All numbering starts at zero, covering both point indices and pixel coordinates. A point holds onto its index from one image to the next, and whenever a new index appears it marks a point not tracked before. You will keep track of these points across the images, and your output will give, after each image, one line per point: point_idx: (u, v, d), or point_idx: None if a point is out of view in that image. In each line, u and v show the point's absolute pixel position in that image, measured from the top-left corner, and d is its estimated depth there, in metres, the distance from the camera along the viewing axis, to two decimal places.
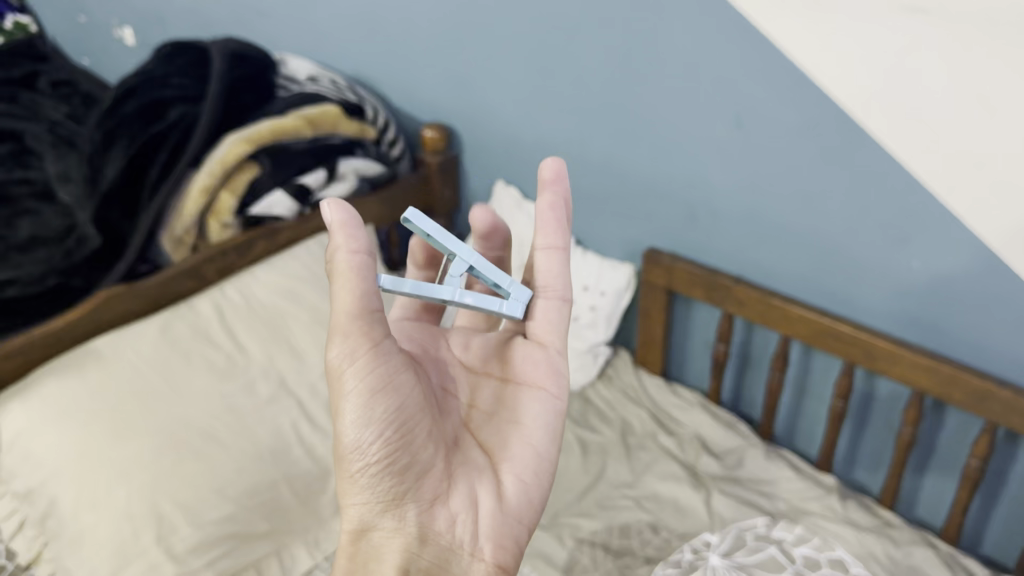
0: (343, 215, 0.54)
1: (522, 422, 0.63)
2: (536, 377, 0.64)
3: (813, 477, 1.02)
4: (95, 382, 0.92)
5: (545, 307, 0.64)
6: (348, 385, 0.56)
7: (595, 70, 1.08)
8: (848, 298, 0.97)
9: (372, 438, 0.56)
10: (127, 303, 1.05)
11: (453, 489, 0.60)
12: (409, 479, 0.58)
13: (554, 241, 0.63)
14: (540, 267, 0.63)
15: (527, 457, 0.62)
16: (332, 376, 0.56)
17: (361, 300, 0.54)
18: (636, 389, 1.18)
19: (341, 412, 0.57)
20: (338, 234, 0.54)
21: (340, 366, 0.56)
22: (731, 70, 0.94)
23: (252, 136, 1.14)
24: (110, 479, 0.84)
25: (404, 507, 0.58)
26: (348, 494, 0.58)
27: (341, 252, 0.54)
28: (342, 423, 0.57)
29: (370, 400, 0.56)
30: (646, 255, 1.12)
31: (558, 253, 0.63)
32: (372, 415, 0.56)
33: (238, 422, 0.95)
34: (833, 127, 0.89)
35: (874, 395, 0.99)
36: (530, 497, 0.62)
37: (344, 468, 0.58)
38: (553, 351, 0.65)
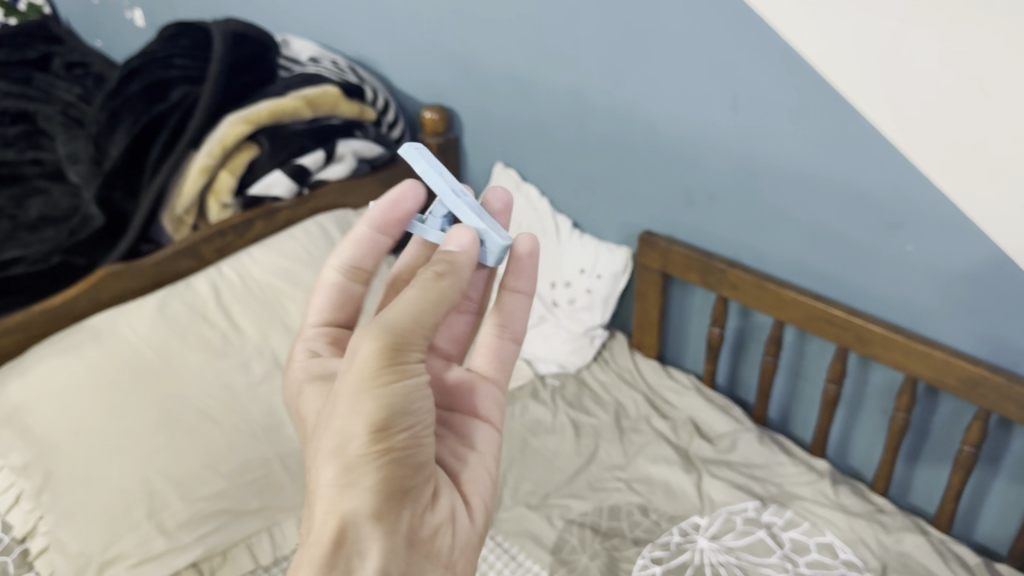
0: (463, 231, 0.59)
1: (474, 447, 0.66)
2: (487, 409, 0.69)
3: (805, 462, 1.02)
4: (92, 358, 0.94)
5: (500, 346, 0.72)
6: (401, 373, 0.52)
7: (594, 52, 1.07)
8: (844, 283, 0.96)
9: (399, 434, 0.52)
10: (127, 282, 1.06)
11: (437, 502, 0.58)
12: (413, 481, 0.54)
13: (524, 287, 0.70)
14: (508, 307, 0.71)
15: (484, 479, 0.65)
16: (383, 354, 0.52)
17: (433, 313, 0.54)
18: (632, 373, 1.17)
19: (367, 399, 0.51)
20: (462, 267, 0.58)
21: (402, 351, 0.53)
22: (727, 51, 0.93)
23: (252, 116, 1.15)
24: (104, 451, 0.86)
25: (404, 508, 0.53)
26: (347, 480, 0.50)
27: (450, 280, 0.56)
28: (368, 403, 0.51)
29: (410, 398, 0.53)
30: (640, 237, 1.10)
31: (523, 298, 0.71)
32: (407, 407, 0.53)
33: (232, 400, 0.96)
34: (828, 107, 0.88)
35: (869, 380, 0.98)
36: (484, 516, 0.63)
37: (350, 452, 0.51)
38: (496, 388, 0.71)
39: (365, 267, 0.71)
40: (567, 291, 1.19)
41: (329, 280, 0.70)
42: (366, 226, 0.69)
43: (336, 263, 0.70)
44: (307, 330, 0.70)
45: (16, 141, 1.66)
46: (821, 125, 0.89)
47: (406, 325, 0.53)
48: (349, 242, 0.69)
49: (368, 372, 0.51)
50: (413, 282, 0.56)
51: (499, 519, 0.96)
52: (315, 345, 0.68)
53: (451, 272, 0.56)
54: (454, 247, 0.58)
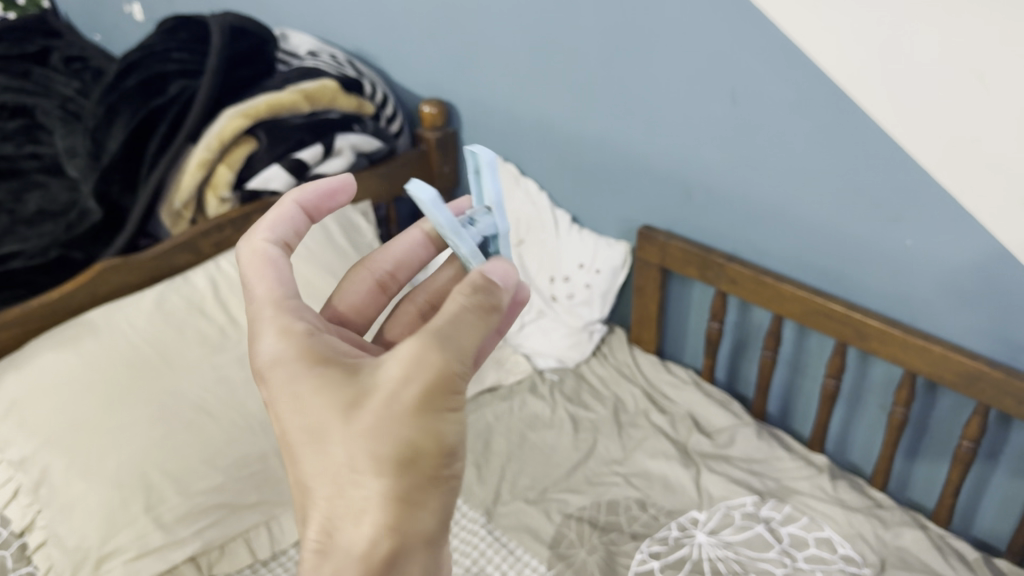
0: (509, 267, 0.49)
1: None
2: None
3: (804, 456, 1.02)
4: (88, 352, 0.93)
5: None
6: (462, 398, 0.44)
7: (594, 46, 1.07)
8: (845, 278, 0.96)
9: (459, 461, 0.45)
10: (124, 276, 1.06)
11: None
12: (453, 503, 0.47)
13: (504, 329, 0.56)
14: None
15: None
16: (449, 378, 0.43)
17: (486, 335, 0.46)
18: (631, 367, 1.17)
19: (432, 425, 0.42)
20: (500, 290, 0.47)
21: (462, 375, 0.44)
22: (727, 45, 0.93)
23: (250, 110, 1.15)
24: (100, 446, 0.85)
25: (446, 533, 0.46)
26: (412, 509, 0.42)
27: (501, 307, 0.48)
28: (433, 428, 0.42)
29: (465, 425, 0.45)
30: (639, 232, 1.10)
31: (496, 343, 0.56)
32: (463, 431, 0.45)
33: (229, 395, 0.95)
34: (827, 102, 0.87)
35: (868, 374, 0.97)
36: None
37: (413, 480, 0.42)
38: None
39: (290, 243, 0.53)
40: (565, 286, 1.19)
41: (269, 254, 0.50)
42: (293, 200, 0.53)
43: (270, 235, 0.51)
44: (271, 303, 0.47)
45: (15, 135, 1.65)
46: (820, 119, 0.89)
47: (470, 346, 0.44)
48: (273, 210, 0.52)
49: (434, 396, 0.42)
50: (461, 294, 0.46)
51: (497, 513, 0.96)
52: (309, 318, 0.47)
53: (495, 297, 0.47)
54: (498, 280, 0.48)
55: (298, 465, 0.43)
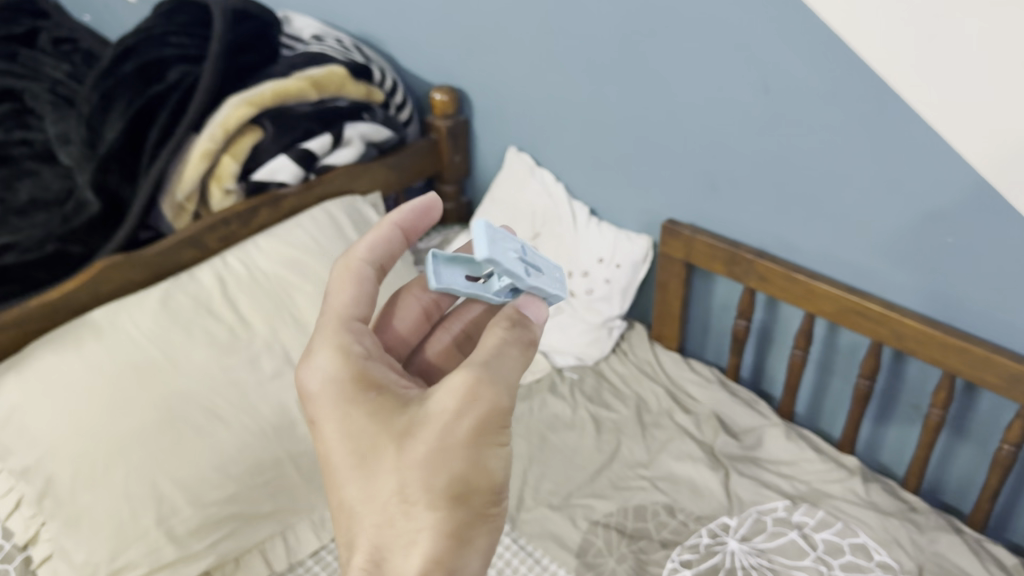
0: (539, 302, 0.56)
1: None
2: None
3: (835, 458, 0.99)
4: (91, 355, 0.89)
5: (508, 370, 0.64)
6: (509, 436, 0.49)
7: (614, 31, 1.02)
8: (880, 276, 0.92)
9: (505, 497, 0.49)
10: (127, 273, 1.01)
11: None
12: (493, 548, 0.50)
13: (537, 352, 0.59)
14: None
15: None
16: (496, 418, 0.48)
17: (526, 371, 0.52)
18: (652, 365, 1.13)
19: (483, 457, 0.47)
20: (531, 324, 0.54)
21: (509, 413, 0.49)
22: (757, 31, 0.89)
23: (255, 99, 1.10)
24: (108, 454, 0.81)
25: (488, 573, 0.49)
26: (461, 541, 0.46)
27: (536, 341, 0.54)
28: (482, 459, 0.47)
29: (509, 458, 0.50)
30: (663, 226, 1.06)
31: None
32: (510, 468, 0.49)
33: (240, 398, 0.91)
34: (864, 92, 0.83)
35: (903, 375, 0.94)
36: None
37: (463, 508, 0.46)
38: None
39: (386, 266, 0.59)
40: (584, 281, 1.15)
41: (360, 273, 0.57)
42: (394, 224, 0.59)
43: (366, 256, 0.57)
44: (338, 322, 0.54)
45: (4, 121, 1.60)
46: (854, 111, 0.85)
47: (516, 386, 0.50)
48: (373, 232, 0.58)
49: (488, 429, 0.47)
50: (501, 328, 0.52)
51: (521, 520, 0.93)
52: (365, 343, 0.53)
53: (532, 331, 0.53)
54: (532, 316, 0.55)
55: (348, 492, 0.48)
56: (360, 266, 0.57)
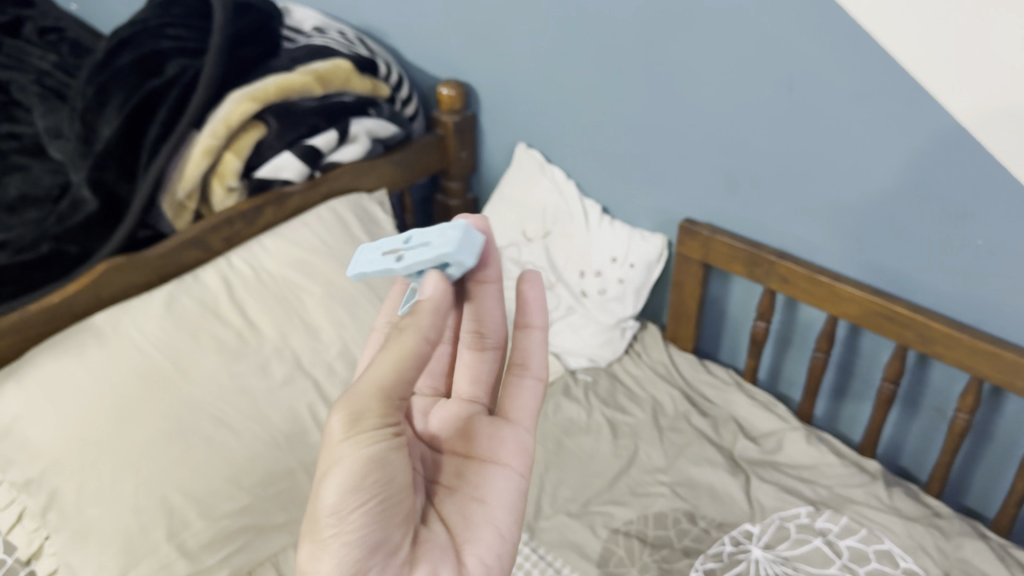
0: (435, 281, 0.54)
1: (483, 501, 0.62)
2: (532, 363, 0.68)
3: (855, 463, 0.97)
4: (95, 362, 0.86)
5: (527, 336, 0.68)
6: (355, 446, 0.52)
7: (630, 26, 1.00)
8: (906, 278, 0.90)
9: (354, 511, 0.52)
10: (128, 275, 0.97)
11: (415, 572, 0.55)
12: (375, 557, 0.53)
13: (534, 321, 0.68)
14: (524, 347, 0.68)
15: (508, 489, 0.63)
16: (339, 430, 0.52)
17: (397, 373, 0.52)
18: (667, 367, 1.11)
19: (330, 469, 0.53)
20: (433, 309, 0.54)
21: (368, 417, 0.52)
22: (783, 27, 0.86)
23: (258, 94, 1.06)
24: (115, 466, 0.78)
25: None
26: (310, 564, 0.52)
27: (413, 331, 0.52)
28: (331, 477, 0.52)
29: (370, 469, 0.52)
30: (680, 226, 1.04)
31: (537, 333, 0.68)
32: (361, 482, 0.52)
33: (250, 406, 0.88)
34: (894, 92, 0.81)
35: (927, 379, 0.93)
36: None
37: (315, 517, 0.53)
38: (520, 428, 0.66)
39: None
40: (597, 281, 1.13)
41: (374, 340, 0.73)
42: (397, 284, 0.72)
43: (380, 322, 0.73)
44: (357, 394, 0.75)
45: None
46: (883, 110, 0.83)
47: (369, 392, 0.52)
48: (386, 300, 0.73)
49: (329, 448, 0.53)
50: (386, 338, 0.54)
51: (539, 529, 0.90)
52: None
53: (411, 325, 0.52)
54: (426, 295, 0.54)
55: None
56: (377, 334, 0.73)
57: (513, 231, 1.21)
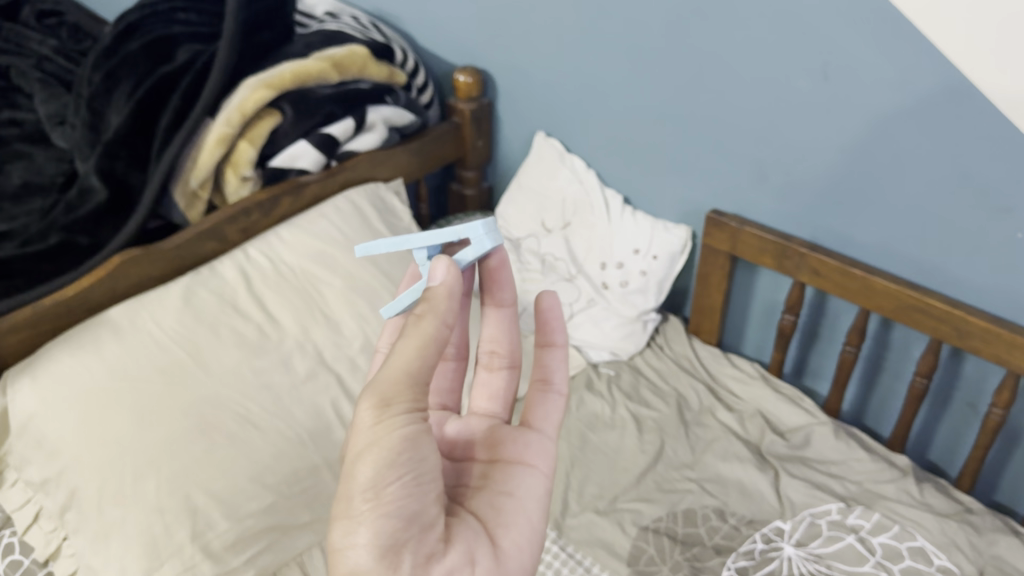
0: (443, 263, 0.56)
1: (514, 493, 0.60)
2: (556, 379, 0.67)
3: (885, 458, 0.96)
4: (113, 358, 0.84)
5: (549, 353, 0.67)
6: (391, 426, 0.51)
7: (656, 11, 0.97)
8: (941, 271, 0.88)
9: (392, 481, 0.50)
10: (143, 268, 0.95)
11: (452, 550, 0.53)
12: (414, 528, 0.51)
13: (552, 337, 0.67)
14: (541, 362, 0.67)
15: (537, 488, 0.61)
16: (371, 413, 0.52)
17: (421, 353, 0.52)
18: (690, 360, 1.10)
19: (360, 453, 0.51)
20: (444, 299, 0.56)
21: (397, 396, 0.52)
22: (819, 14, 0.84)
23: (275, 81, 1.04)
24: (137, 465, 0.76)
25: (402, 556, 0.49)
26: (346, 543, 0.50)
27: (432, 317, 0.53)
28: (363, 456, 0.51)
29: (404, 446, 0.51)
30: (707, 217, 1.02)
31: (557, 349, 0.67)
32: (397, 455, 0.51)
33: (273, 403, 0.86)
34: (933, 80, 0.79)
35: (959, 374, 0.91)
36: (524, 562, 0.58)
37: (347, 498, 0.51)
38: (544, 436, 0.65)
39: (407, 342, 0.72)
40: (618, 273, 1.11)
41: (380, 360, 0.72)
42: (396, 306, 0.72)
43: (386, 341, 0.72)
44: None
45: None
46: (924, 99, 0.81)
47: (397, 375, 0.52)
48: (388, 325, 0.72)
49: (359, 433, 0.52)
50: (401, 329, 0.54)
51: (567, 527, 0.88)
52: None
53: (431, 309, 0.53)
54: (438, 278, 0.55)
55: None
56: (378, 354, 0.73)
57: (532, 222, 1.20)
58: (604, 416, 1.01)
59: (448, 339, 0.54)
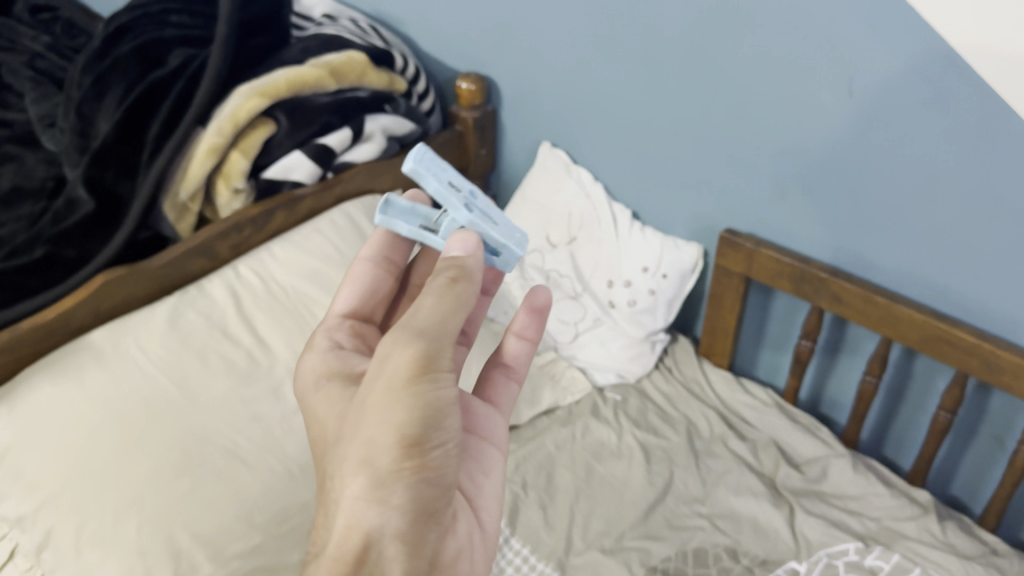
0: (467, 234, 0.56)
1: (487, 471, 0.63)
2: (517, 369, 0.71)
3: (905, 493, 0.91)
4: (96, 388, 0.79)
5: (517, 345, 0.70)
6: (435, 384, 0.51)
7: (671, 23, 0.92)
8: (968, 299, 0.84)
9: (433, 444, 0.51)
10: (129, 288, 0.91)
11: (458, 526, 0.57)
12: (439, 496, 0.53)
13: (528, 335, 0.70)
14: (507, 351, 0.70)
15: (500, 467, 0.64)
16: (416, 369, 0.50)
17: (459, 315, 0.53)
18: (701, 385, 1.06)
19: (397, 409, 0.50)
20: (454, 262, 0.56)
21: (439, 353, 0.51)
22: (846, 28, 0.79)
23: (269, 89, 0.99)
24: (118, 503, 0.72)
25: (429, 525, 0.52)
26: (377, 503, 0.50)
27: (467, 282, 0.54)
28: (401, 415, 0.50)
29: (444, 408, 0.51)
30: (720, 237, 0.97)
31: (528, 345, 0.70)
32: (436, 416, 0.51)
33: (263, 435, 0.81)
34: (966, 102, 0.74)
35: (985, 408, 0.86)
36: (494, 539, 0.62)
37: (378, 457, 0.50)
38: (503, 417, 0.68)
39: (394, 260, 0.70)
40: (626, 292, 1.06)
41: (359, 271, 0.68)
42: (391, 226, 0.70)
43: (371, 254, 0.69)
44: (329, 319, 0.66)
45: None
46: (956, 120, 0.76)
47: (439, 332, 0.51)
48: (377, 238, 0.70)
49: (405, 379, 0.50)
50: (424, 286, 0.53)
51: (570, 566, 0.84)
52: (338, 337, 0.65)
53: (464, 275, 0.54)
54: (457, 251, 0.56)
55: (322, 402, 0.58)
56: (366, 265, 0.69)
57: (536, 236, 1.15)
58: (609, 443, 0.97)
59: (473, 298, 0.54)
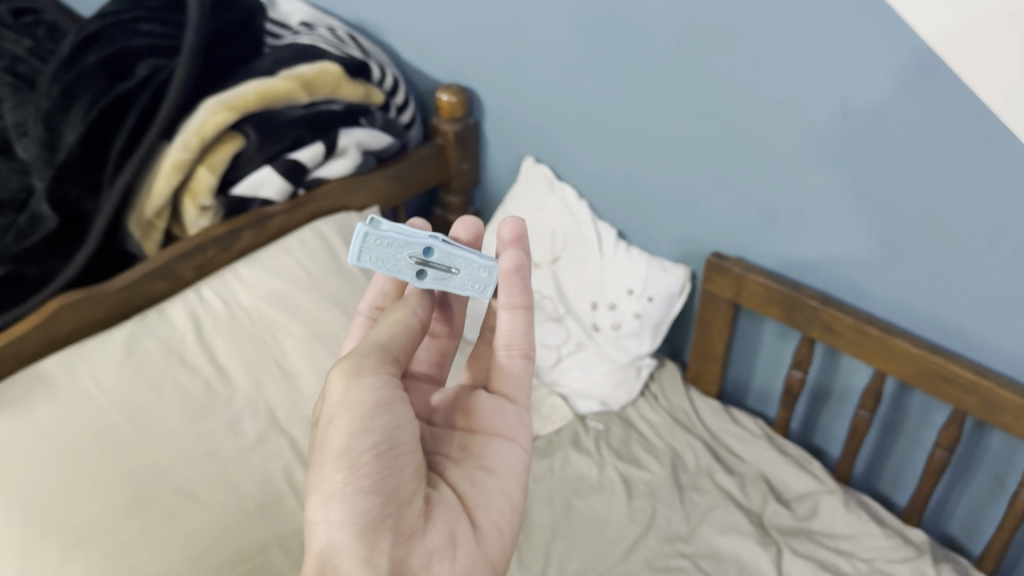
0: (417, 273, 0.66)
1: (493, 469, 0.61)
2: (520, 343, 0.64)
3: (899, 533, 0.86)
4: (45, 421, 0.75)
5: (512, 316, 0.62)
6: (363, 386, 0.52)
7: (659, 38, 0.88)
8: (968, 333, 0.79)
9: (365, 447, 0.50)
10: (86, 312, 0.86)
11: (433, 526, 0.54)
12: (391, 505, 0.51)
13: (516, 301, 0.61)
14: (505, 325, 0.62)
15: (514, 464, 0.62)
16: (344, 379, 0.52)
17: (392, 330, 0.57)
18: (688, 414, 1.01)
19: (331, 422, 0.52)
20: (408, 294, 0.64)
21: (371, 364, 0.54)
22: (843, 46, 0.74)
23: (237, 102, 0.95)
24: (62, 546, 0.67)
25: (380, 533, 0.50)
26: (321, 517, 0.50)
27: (402, 308, 0.59)
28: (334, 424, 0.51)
29: (378, 409, 0.52)
30: (707, 260, 0.93)
31: (522, 313, 0.62)
32: (368, 419, 0.51)
33: (220, 472, 0.77)
34: (968, 125, 0.69)
35: (984, 446, 0.82)
36: (502, 543, 0.58)
37: (319, 470, 0.51)
38: (520, 407, 0.64)
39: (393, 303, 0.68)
40: (611, 315, 1.02)
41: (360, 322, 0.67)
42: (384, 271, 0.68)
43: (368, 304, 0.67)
44: None
45: None
46: (957, 145, 0.71)
47: (369, 348, 0.55)
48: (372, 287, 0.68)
49: (337, 396, 0.52)
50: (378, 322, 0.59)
51: None
52: None
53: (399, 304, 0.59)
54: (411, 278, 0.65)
55: None
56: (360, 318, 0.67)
57: None
58: (589, 476, 0.93)
59: (418, 329, 0.59)
